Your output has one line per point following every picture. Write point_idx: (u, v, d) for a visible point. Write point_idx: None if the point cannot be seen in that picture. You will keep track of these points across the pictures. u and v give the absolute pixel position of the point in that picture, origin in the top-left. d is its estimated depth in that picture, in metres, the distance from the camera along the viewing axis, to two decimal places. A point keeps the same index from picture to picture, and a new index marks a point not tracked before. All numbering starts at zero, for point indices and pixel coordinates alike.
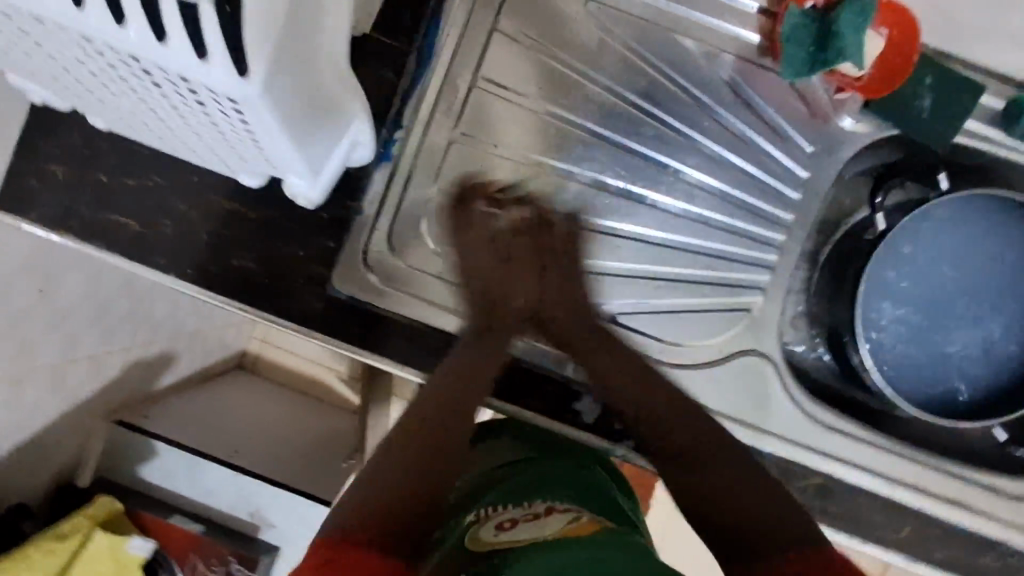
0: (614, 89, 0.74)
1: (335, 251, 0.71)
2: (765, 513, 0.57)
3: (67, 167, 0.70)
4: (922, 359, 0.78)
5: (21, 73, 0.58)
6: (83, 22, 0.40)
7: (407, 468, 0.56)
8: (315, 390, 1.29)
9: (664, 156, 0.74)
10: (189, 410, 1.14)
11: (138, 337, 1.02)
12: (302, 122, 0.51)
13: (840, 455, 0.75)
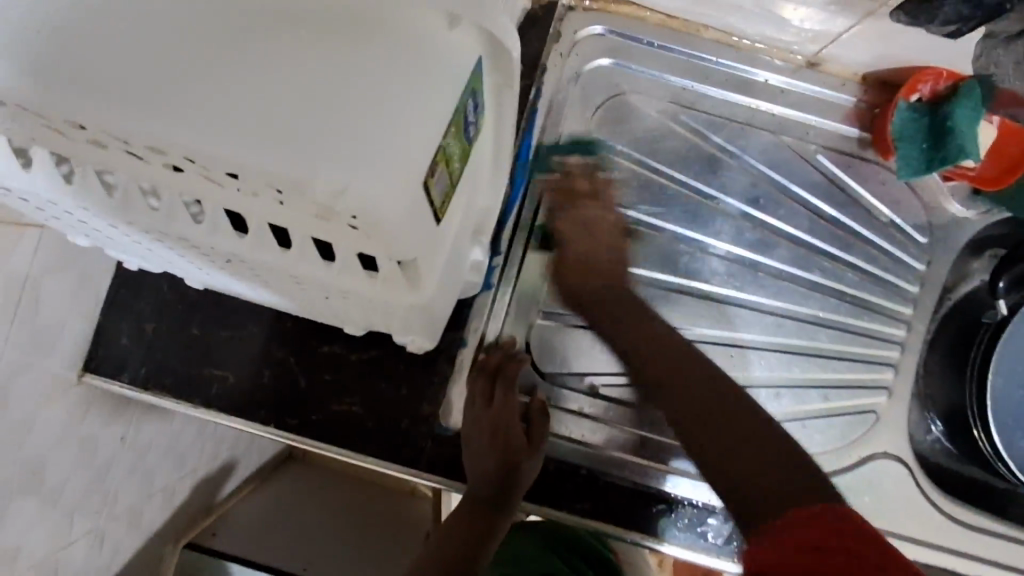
0: (701, 188, 0.71)
1: (440, 388, 0.69)
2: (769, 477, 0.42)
3: (158, 324, 0.70)
4: None
5: (116, 249, 0.53)
6: (238, 248, 0.40)
7: (458, 541, 0.63)
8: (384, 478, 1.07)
9: (758, 257, 0.71)
10: (259, 521, 0.89)
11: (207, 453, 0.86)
12: (442, 305, 0.49)
13: (972, 553, 0.70)
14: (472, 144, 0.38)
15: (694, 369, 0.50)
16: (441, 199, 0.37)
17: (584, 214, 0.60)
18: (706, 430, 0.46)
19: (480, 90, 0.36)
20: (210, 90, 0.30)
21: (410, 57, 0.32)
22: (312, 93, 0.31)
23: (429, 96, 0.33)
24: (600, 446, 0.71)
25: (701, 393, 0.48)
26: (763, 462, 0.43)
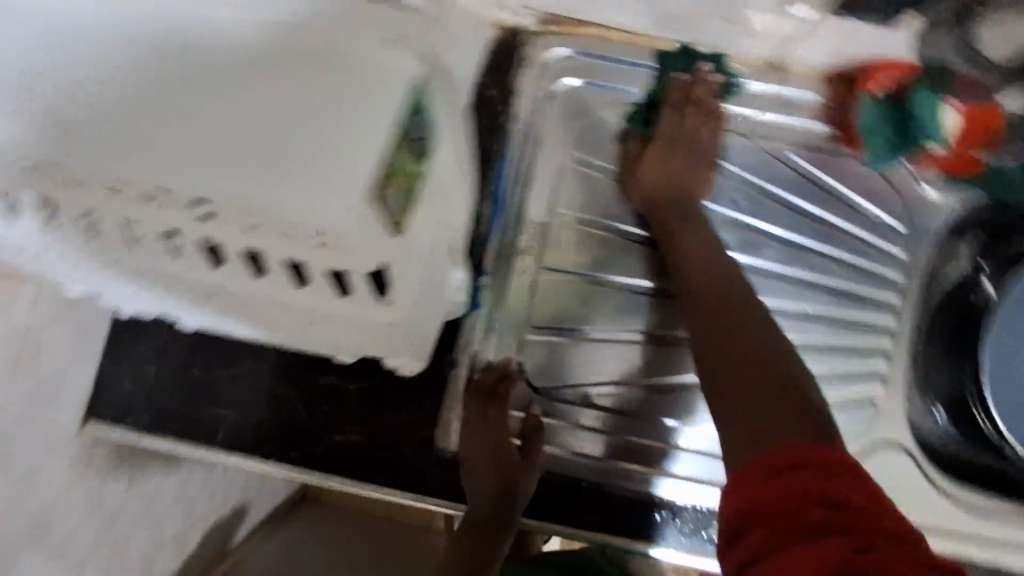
0: None
1: (437, 410, 0.70)
2: (783, 413, 0.48)
3: (157, 367, 0.72)
4: None
5: (112, 297, 0.54)
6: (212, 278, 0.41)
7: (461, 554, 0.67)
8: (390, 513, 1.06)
9: (749, 259, 0.72)
10: (272, 562, 0.88)
11: (218, 496, 0.86)
12: (424, 325, 0.50)
13: (994, 538, 0.68)
14: (422, 161, 0.42)
15: (726, 308, 0.59)
16: (394, 216, 0.39)
17: (679, 142, 0.68)
18: (735, 369, 0.53)
19: (425, 110, 0.41)
20: (211, 137, 0.38)
21: (351, 85, 0.38)
22: (284, 124, 0.38)
23: (376, 121, 0.38)
24: (600, 457, 0.71)
25: (753, 349, 0.54)
26: (785, 414, 0.48)
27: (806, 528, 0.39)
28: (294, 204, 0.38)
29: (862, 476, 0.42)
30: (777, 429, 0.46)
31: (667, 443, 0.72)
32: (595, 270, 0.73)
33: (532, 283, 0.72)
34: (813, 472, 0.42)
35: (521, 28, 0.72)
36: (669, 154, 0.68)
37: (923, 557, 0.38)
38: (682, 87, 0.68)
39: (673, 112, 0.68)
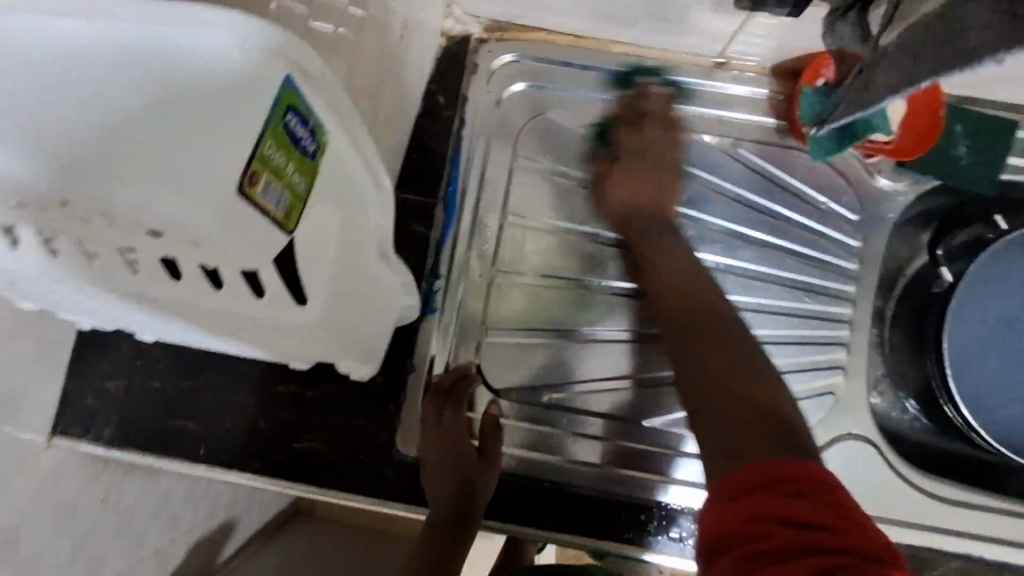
0: None
1: (397, 414, 0.71)
2: (758, 429, 0.46)
3: (122, 382, 0.73)
4: (1011, 401, 0.73)
5: (66, 310, 0.56)
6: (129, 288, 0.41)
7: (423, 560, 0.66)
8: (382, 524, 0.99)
9: (731, 260, 0.72)
10: None
11: None
12: (360, 325, 0.52)
13: (951, 528, 0.69)
14: (316, 159, 0.36)
15: (705, 316, 0.57)
16: (283, 212, 0.35)
17: (638, 155, 0.68)
18: (709, 380, 0.51)
19: (307, 105, 0.34)
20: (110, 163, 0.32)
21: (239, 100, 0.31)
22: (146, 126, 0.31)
23: (246, 122, 0.31)
24: (601, 463, 0.71)
25: (726, 361, 0.52)
26: (755, 431, 0.46)
27: (767, 552, 0.38)
28: (180, 223, 0.34)
29: (832, 492, 0.40)
30: (743, 449, 0.45)
31: (638, 443, 0.72)
32: (571, 271, 0.73)
33: (489, 286, 0.72)
34: (779, 492, 0.40)
35: (468, 37, 0.74)
36: (631, 165, 0.68)
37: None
38: (631, 101, 0.71)
39: (629, 125, 0.70)
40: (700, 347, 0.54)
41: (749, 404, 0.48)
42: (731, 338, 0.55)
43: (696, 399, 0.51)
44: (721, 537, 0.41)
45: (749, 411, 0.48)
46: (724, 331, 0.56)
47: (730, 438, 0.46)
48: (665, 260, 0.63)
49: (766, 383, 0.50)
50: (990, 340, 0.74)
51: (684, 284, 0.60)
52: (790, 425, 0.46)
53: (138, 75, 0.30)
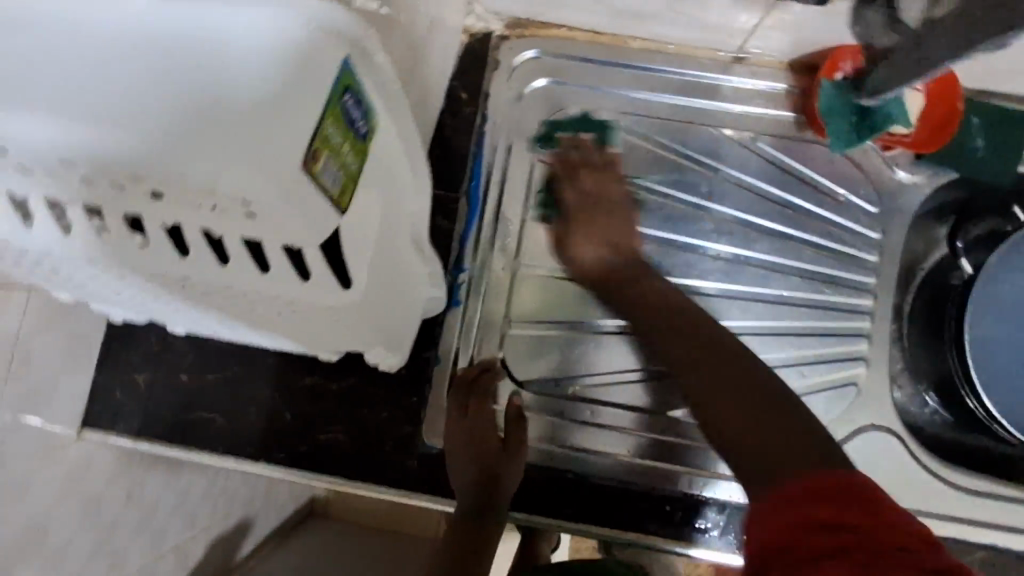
0: (647, 185, 0.74)
1: (421, 406, 0.71)
2: (800, 465, 0.45)
3: (150, 374, 0.74)
4: None
5: (104, 301, 0.58)
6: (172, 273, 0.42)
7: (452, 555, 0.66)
8: (394, 525, 1.00)
9: (746, 252, 0.73)
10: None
11: None
12: (394, 314, 0.52)
13: (972, 518, 0.69)
14: (366, 140, 0.37)
15: (714, 346, 0.56)
16: (338, 189, 0.35)
17: (597, 196, 0.68)
18: (738, 431, 0.50)
19: (360, 88, 0.35)
20: (150, 140, 0.31)
21: (300, 76, 0.32)
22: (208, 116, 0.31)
23: (308, 98, 0.32)
24: (630, 456, 0.72)
25: (738, 408, 0.51)
26: (795, 455, 0.46)
27: (820, 559, 0.39)
28: (227, 187, 0.32)
29: (875, 493, 0.41)
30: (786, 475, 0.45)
31: (668, 435, 0.72)
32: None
33: (512, 279, 0.73)
34: (826, 501, 0.42)
35: (489, 34, 0.75)
36: (592, 211, 0.68)
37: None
38: (556, 161, 0.72)
39: (566, 175, 0.70)
40: (717, 397, 0.52)
41: (778, 431, 0.48)
42: (744, 373, 0.53)
43: (736, 463, 0.49)
44: (772, 548, 0.41)
45: (782, 449, 0.47)
46: (732, 363, 0.54)
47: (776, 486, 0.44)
48: (662, 300, 0.63)
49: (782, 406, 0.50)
50: (1010, 331, 0.74)
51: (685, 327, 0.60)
52: (820, 442, 0.47)
53: (201, 77, 0.31)
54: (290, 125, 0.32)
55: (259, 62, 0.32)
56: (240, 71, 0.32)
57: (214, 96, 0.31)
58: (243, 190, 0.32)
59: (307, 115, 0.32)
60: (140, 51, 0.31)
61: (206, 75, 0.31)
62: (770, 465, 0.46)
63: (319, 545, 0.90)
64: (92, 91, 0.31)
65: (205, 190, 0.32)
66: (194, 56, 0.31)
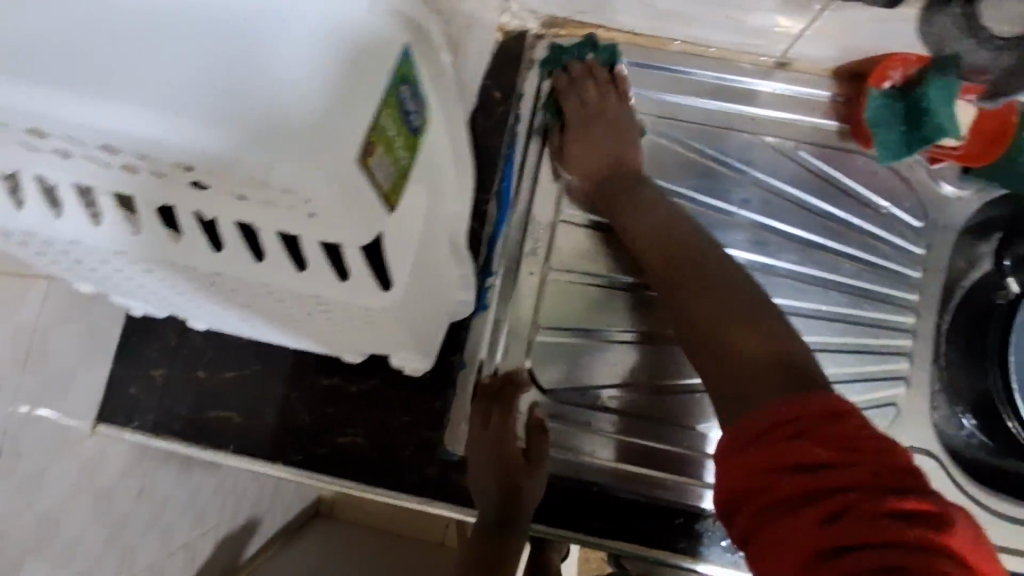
0: (680, 190, 0.72)
1: (445, 411, 0.69)
2: (771, 384, 0.47)
3: (167, 370, 0.72)
4: None
5: (127, 294, 0.56)
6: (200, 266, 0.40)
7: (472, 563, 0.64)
8: (397, 528, 0.97)
9: (766, 259, 0.71)
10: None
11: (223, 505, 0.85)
12: (427, 317, 0.51)
13: (1003, 545, 0.68)
14: (418, 135, 0.35)
15: (705, 274, 0.58)
16: (390, 186, 0.33)
17: (595, 117, 0.69)
18: (717, 346, 0.53)
19: (416, 80, 0.34)
20: (201, 123, 0.29)
21: (364, 63, 0.31)
22: (265, 102, 0.30)
23: (370, 86, 0.31)
24: (613, 461, 0.70)
25: (724, 323, 0.53)
26: (759, 381, 0.47)
27: (786, 500, 0.40)
28: (277, 177, 0.30)
29: (837, 426, 0.41)
30: (752, 400, 0.46)
31: (695, 448, 0.71)
32: (603, 271, 0.73)
33: (541, 283, 0.72)
34: (778, 439, 0.42)
35: (524, 32, 0.73)
36: (591, 126, 0.69)
37: (893, 505, 0.37)
38: (561, 79, 0.71)
39: (571, 89, 0.70)
40: (705, 313, 0.55)
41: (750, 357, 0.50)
42: (735, 300, 0.55)
43: (713, 374, 0.52)
44: (736, 495, 0.43)
45: (756, 367, 0.49)
46: (720, 292, 0.56)
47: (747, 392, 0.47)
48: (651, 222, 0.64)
49: (764, 326, 0.52)
50: None
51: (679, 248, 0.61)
52: (796, 365, 0.48)
53: (264, 61, 0.30)
54: (350, 113, 0.30)
55: (321, 46, 0.31)
56: (301, 57, 0.30)
57: (270, 79, 0.30)
58: (294, 182, 0.30)
59: (370, 101, 0.31)
60: (200, 37, 0.30)
61: (267, 59, 0.30)
62: (743, 385, 0.48)
63: (324, 548, 0.88)
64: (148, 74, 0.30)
65: (256, 179, 0.30)
66: (257, 41, 0.30)
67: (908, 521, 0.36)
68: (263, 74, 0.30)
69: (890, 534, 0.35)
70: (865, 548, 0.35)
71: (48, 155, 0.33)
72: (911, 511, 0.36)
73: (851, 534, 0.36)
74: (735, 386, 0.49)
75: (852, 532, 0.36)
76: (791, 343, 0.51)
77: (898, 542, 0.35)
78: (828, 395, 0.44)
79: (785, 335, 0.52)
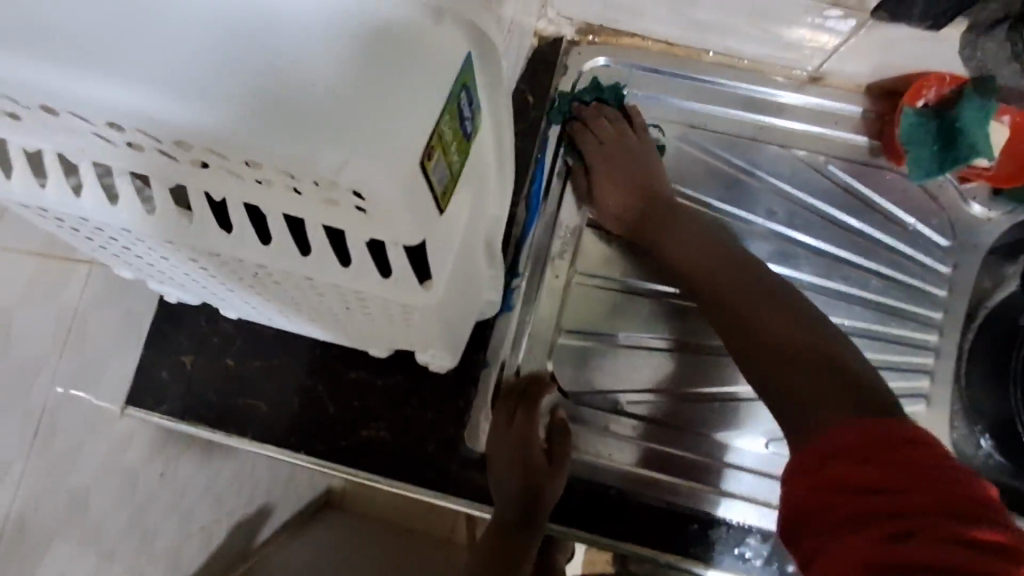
0: (705, 200, 0.73)
1: (465, 410, 0.71)
2: (830, 402, 0.48)
3: (197, 357, 0.72)
4: None
5: (164, 280, 0.58)
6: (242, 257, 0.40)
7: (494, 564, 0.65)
8: (407, 520, 0.98)
9: (788, 270, 0.72)
10: None
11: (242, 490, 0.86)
12: (459, 316, 0.51)
13: None
14: (470, 139, 0.35)
15: (757, 288, 0.59)
16: (443, 188, 0.34)
17: (615, 149, 0.68)
18: (771, 371, 0.54)
19: (473, 84, 0.34)
20: (266, 121, 0.30)
21: (425, 64, 0.30)
22: (326, 98, 0.30)
23: (433, 91, 0.31)
24: (634, 466, 0.71)
25: (777, 342, 0.55)
26: (823, 405, 0.48)
27: (846, 520, 0.41)
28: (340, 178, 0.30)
29: (901, 449, 0.42)
30: (821, 424, 0.47)
31: (714, 458, 0.71)
32: (628, 278, 0.74)
33: (565, 287, 0.73)
34: (848, 460, 0.43)
35: (559, 39, 0.73)
36: (615, 155, 0.68)
37: (965, 532, 0.37)
38: (575, 123, 0.71)
39: (588, 128, 0.70)
40: (760, 330, 0.56)
41: (808, 375, 0.51)
42: (788, 315, 0.56)
43: (769, 400, 0.53)
44: (797, 511, 0.44)
45: (815, 385, 0.50)
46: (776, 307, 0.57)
47: (810, 415, 0.49)
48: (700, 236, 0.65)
49: (820, 340, 0.54)
50: None
51: (727, 262, 0.62)
52: (851, 382, 0.50)
53: (325, 54, 0.30)
54: (411, 117, 0.30)
55: (385, 39, 0.30)
56: (365, 52, 0.30)
57: (317, 74, 0.30)
58: (357, 184, 0.30)
59: (431, 102, 0.31)
60: (262, 26, 0.30)
61: (332, 50, 0.30)
62: (805, 408, 0.49)
63: None
64: (211, 65, 0.30)
65: (324, 178, 0.31)
66: (314, 34, 0.30)
67: (979, 550, 0.36)
68: (317, 66, 0.30)
69: (959, 558, 0.35)
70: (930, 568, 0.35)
71: (120, 148, 0.35)
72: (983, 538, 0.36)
73: (917, 552, 0.36)
74: (799, 404, 0.50)
75: (919, 553, 0.36)
76: (837, 355, 0.53)
77: (969, 566, 0.35)
78: (900, 421, 0.44)
79: (833, 349, 0.54)
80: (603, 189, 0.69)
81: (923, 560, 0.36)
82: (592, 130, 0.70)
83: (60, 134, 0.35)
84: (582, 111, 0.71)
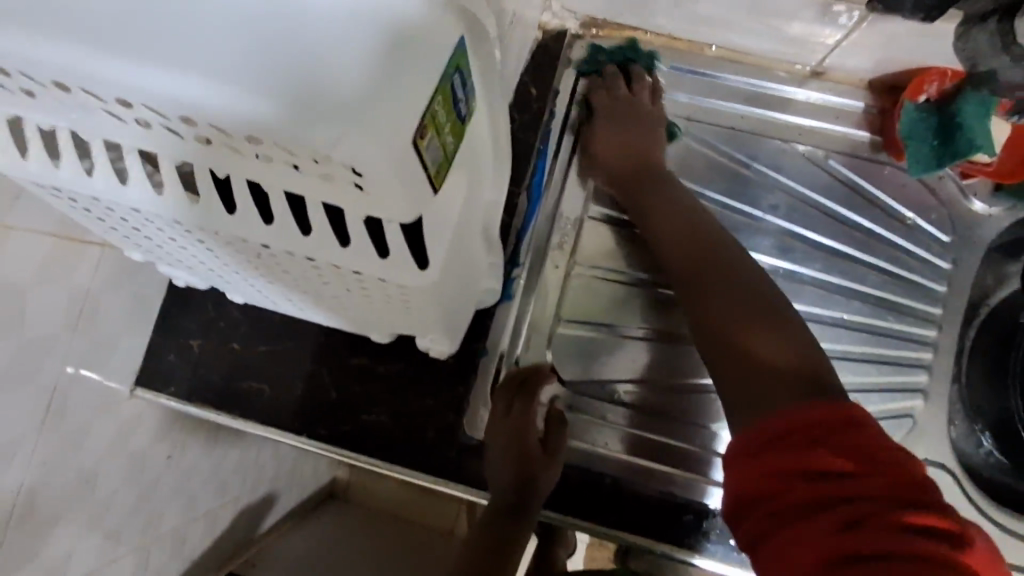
0: (703, 192, 0.73)
1: (465, 397, 0.72)
2: (784, 388, 0.49)
3: (205, 341, 0.76)
4: None
5: (173, 263, 0.59)
6: (243, 235, 0.42)
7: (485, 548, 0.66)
8: (410, 511, 0.99)
9: (788, 264, 0.72)
10: None
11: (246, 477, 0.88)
12: (457, 301, 0.53)
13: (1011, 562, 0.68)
14: (465, 122, 0.37)
15: (723, 270, 0.60)
16: (436, 168, 0.35)
17: (624, 114, 0.70)
18: (729, 357, 0.54)
19: (468, 69, 0.36)
20: (263, 98, 0.31)
21: (421, 47, 0.32)
22: (325, 77, 0.31)
23: (427, 72, 0.32)
24: (626, 454, 0.72)
25: (743, 322, 0.55)
26: (776, 385, 0.49)
27: (797, 506, 0.42)
28: (337, 154, 0.31)
29: (852, 434, 0.43)
30: (772, 400, 0.48)
31: (710, 449, 0.72)
32: (629, 270, 0.75)
33: (565, 277, 0.74)
34: (799, 442, 0.44)
35: (563, 32, 0.74)
36: (619, 120, 0.70)
37: (910, 518, 0.38)
38: (596, 82, 0.73)
39: (608, 87, 0.72)
40: (725, 311, 0.57)
41: (777, 358, 0.52)
42: (750, 293, 0.57)
43: (718, 372, 0.55)
44: (748, 494, 0.45)
45: (779, 370, 0.51)
46: (738, 288, 0.58)
47: (768, 390, 0.50)
48: (671, 218, 0.65)
49: (781, 323, 0.54)
50: None
51: (693, 248, 0.63)
52: (815, 376, 0.50)
53: (331, 35, 0.31)
54: (405, 97, 0.31)
55: (380, 25, 0.31)
56: (365, 36, 0.32)
57: (320, 50, 0.31)
58: (351, 159, 0.31)
59: (428, 83, 0.32)
60: (271, 12, 0.32)
61: (332, 35, 0.31)
62: (759, 390, 0.50)
63: (342, 522, 0.90)
64: (217, 45, 0.31)
65: (318, 153, 0.32)
66: (318, 18, 0.31)
67: (924, 537, 0.37)
68: (320, 47, 0.31)
69: (906, 546, 0.36)
70: (877, 557, 0.36)
71: (129, 124, 0.36)
72: (928, 524, 0.37)
73: (870, 540, 0.37)
74: (756, 379, 0.51)
75: (868, 543, 0.37)
76: (803, 342, 0.53)
77: (914, 554, 0.36)
78: (850, 404, 0.45)
79: (799, 337, 0.53)
80: (603, 142, 0.70)
81: (872, 550, 0.37)
82: (607, 89, 0.72)
83: (74, 112, 0.36)
84: (607, 70, 0.72)
